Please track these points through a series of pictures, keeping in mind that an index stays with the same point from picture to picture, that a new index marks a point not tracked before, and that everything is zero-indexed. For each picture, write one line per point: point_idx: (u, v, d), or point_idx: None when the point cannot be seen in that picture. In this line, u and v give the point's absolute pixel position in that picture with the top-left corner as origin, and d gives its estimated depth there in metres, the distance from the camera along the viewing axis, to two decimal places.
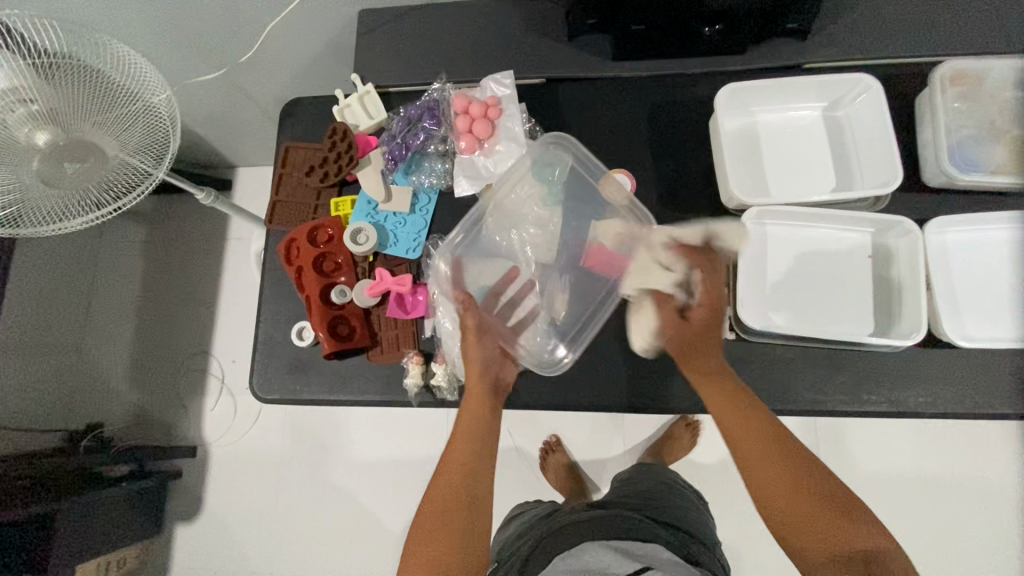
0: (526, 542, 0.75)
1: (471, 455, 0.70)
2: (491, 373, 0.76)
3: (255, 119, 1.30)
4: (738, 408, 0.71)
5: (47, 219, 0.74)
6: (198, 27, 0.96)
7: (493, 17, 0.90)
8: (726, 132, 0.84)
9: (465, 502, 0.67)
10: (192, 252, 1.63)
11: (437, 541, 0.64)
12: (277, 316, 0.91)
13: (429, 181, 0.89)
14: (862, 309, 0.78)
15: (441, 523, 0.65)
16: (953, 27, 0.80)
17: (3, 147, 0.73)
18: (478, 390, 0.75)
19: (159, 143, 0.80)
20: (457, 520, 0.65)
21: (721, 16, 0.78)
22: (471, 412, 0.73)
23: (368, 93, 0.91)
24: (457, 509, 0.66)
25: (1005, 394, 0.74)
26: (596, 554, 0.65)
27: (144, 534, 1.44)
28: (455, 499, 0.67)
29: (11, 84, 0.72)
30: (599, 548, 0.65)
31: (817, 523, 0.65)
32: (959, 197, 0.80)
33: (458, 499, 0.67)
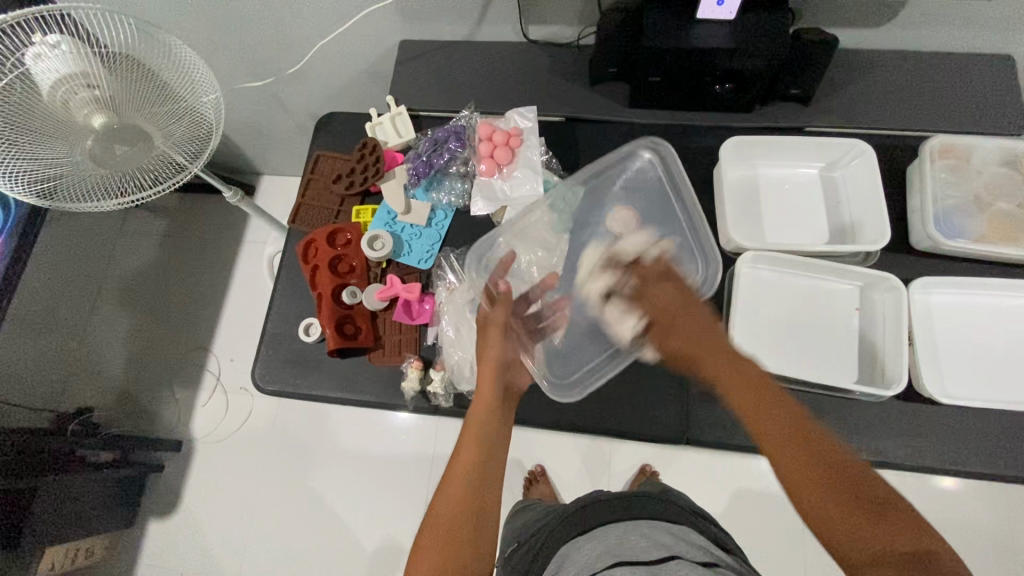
0: (550, 524, 0.76)
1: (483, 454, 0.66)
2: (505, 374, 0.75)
3: (290, 131, 1.38)
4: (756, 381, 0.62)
5: (87, 197, 0.81)
6: (253, 40, 1.05)
7: (524, 58, 0.98)
8: (728, 181, 0.90)
9: (478, 502, 0.62)
10: (208, 250, 1.67)
11: (446, 530, 0.58)
12: (286, 312, 0.94)
13: (448, 199, 0.95)
14: (847, 359, 0.82)
15: (456, 522, 0.59)
16: (942, 107, 0.88)
17: (61, 123, 0.78)
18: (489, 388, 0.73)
19: (200, 138, 0.88)
20: (467, 518, 0.60)
21: (732, 76, 0.85)
22: (484, 411, 0.70)
23: (400, 114, 0.98)
24: (472, 507, 0.61)
25: (980, 453, 0.77)
26: (626, 539, 0.64)
27: (116, 525, 1.42)
28: (469, 498, 0.61)
29: (78, 71, 0.77)
30: (630, 535, 0.64)
31: (869, 537, 0.52)
32: (943, 262, 0.85)
33: (472, 498, 0.61)
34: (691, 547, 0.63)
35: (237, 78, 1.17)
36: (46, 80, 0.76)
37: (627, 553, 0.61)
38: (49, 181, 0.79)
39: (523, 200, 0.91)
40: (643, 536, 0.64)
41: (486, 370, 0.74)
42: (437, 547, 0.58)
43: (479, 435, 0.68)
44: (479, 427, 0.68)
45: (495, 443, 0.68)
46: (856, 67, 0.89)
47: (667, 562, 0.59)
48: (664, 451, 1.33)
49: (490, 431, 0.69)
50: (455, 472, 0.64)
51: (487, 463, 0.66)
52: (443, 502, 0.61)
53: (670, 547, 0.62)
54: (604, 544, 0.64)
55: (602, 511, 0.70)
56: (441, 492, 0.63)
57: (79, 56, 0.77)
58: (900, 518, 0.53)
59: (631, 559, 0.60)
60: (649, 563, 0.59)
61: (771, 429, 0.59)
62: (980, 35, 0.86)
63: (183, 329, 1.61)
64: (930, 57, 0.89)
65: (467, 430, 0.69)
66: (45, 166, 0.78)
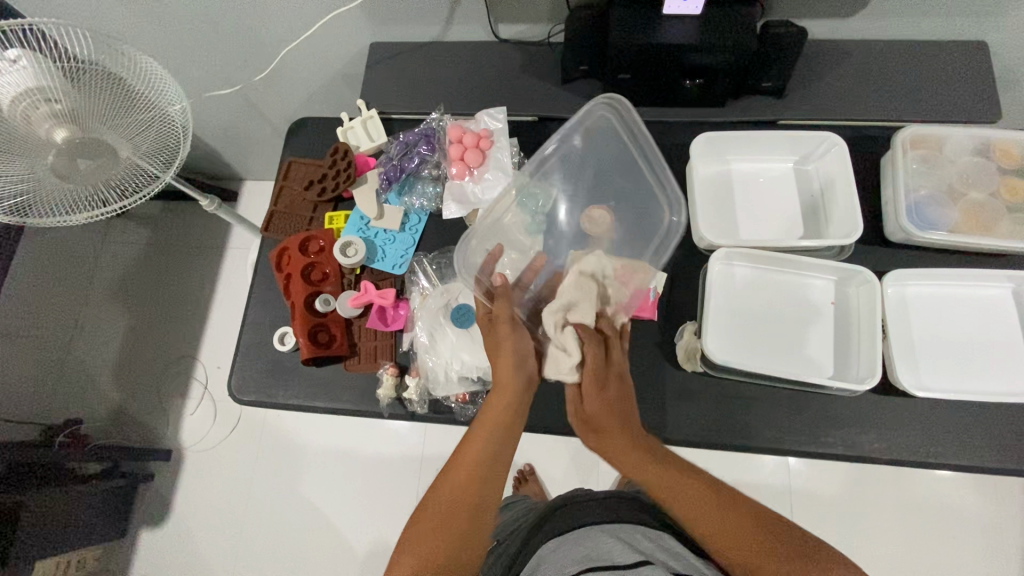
0: (527, 525, 0.76)
1: (492, 450, 0.64)
2: (525, 366, 0.71)
3: (267, 136, 1.37)
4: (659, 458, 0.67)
5: (53, 211, 0.78)
6: (220, 45, 1.03)
7: (494, 57, 0.97)
8: (701, 178, 0.90)
9: (473, 507, 0.61)
10: (189, 256, 1.65)
11: (435, 532, 0.59)
12: (262, 321, 0.94)
13: (420, 203, 0.94)
14: (822, 355, 0.81)
15: (446, 521, 0.59)
16: (915, 97, 0.87)
17: (23, 138, 0.77)
18: (510, 379, 0.70)
19: (170, 149, 0.85)
20: (461, 521, 0.60)
21: (701, 72, 0.84)
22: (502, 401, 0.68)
23: (371, 118, 0.97)
24: (469, 512, 0.60)
25: (956, 444, 0.77)
26: (598, 541, 0.64)
27: (108, 535, 1.42)
28: (463, 499, 0.61)
29: (38, 85, 0.77)
30: (602, 537, 0.64)
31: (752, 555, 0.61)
32: (918, 253, 0.84)
33: (467, 502, 0.61)
34: (668, 554, 0.62)
35: (208, 85, 1.15)
36: (6, 96, 0.76)
37: (601, 558, 0.60)
38: (16, 199, 0.77)
39: (495, 202, 0.90)
40: (618, 541, 0.63)
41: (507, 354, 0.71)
42: (421, 544, 0.58)
43: (492, 433, 0.65)
44: (495, 424, 0.66)
45: (504, 441, 0.66)
46: (826, 58, 0.89)
47: (641, 564, 0.58)
48: (654, 448, 1.32)
49: (510, 423, 0.67)
50: (455, 475, 0.63)
51: (492, 459, 0.64)
52: (439, 497, 0.61)
53: (646, 552, 0.61)
54: (578, 548, 0.64)
55: (581, 516, 0.70)
56: (437, 487, 0.63)
57: (37, 69, 0.77)
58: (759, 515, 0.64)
59: (607, 561, 0.59)
60: (624, 565, 0.58)
61: (668, 490, 0.65)
62: (951, 22, 0.85)
63: (166, 337, 1.59)
64: (903, 45, 0.88)
65: (478, 431, 0.66)
66: (8, 183, 0.76)
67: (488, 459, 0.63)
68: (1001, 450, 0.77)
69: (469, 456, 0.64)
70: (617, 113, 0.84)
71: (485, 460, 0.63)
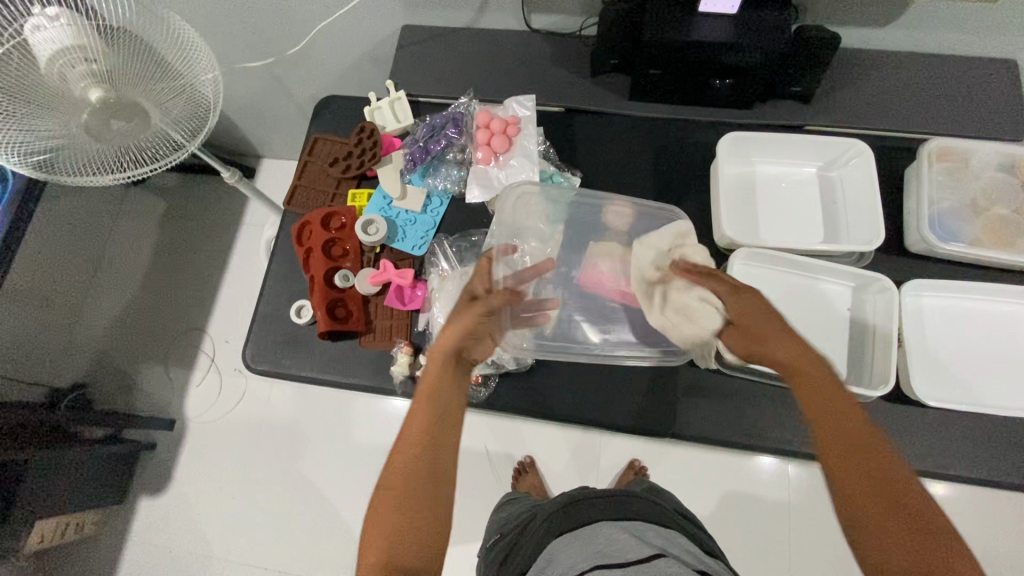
0: (535, 518, 0.77)
1: (430, 420, 0.62)
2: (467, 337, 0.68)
3: (290, 113, 1.38)
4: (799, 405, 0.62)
5: (81, 169, 0.80)
6: (253, 20, 1.04)
7: (526, 46, 0.97)
8: (724, 177, 0.90)
9: (426, 472, 0.60)
10: (204, 229, 1.67)
11: (393, 507, 0.58)
12: (280, 293, 0.95)
13: (443, 185, 0.95)
14: (836, 361, 0.82)
15: (406, 493, 0.59)
16: (940, 111, 0.87)
17: (59, 99, 0.77)
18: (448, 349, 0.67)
19: (197, 118, 0.87)
20: (420, 490, 0.59)
21: (733, 71, 0.84)
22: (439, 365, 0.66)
23: (399, 99, 0.98)
24: (420, 481, 0.59)
25: (965, 457, 0.77)
26: (610, 535, 0.63)
27: (109, 499, 1.43)
28: (417, 468, 0.60)
29: (77, 42, 0.75)
30: (612, 530, 0.64)
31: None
32: (937, 265, 0.85)
33: (421, 470, 0.60)
34: (680, 551, 0.62)
35: (237, 58, 1.16)
36: (44, 51, 0.74)
37: (614, 553, 0.60)
38: (44, 154, 0.77)
39: None
40: (630, 534, 0.63)
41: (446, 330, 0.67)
42: (380, 524, 0.57)
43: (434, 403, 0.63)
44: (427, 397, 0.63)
45: (450, 414, 0.64)
46: (856, 66, 0.89)
47: (654, 560, 0.57)
48: (656, 448, 1.32)
49: (438, 387, 0.65)
50: (401, 447, 0.62)
51: (438, 422, 0.62)
52: (390, 479, 0.60)
53: (660, 548, 0.61)
54: (589, 541, 0.64)
55: (591, 510, 0.70)
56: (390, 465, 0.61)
57: (77, 27, 0.75)
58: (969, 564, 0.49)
59: (619, 557, 0.59)
60: (637, 560, 0.58)
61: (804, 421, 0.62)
62: (985, 39, 0.85)
63: (177, 308, 1.60)
64: (934, 59, 0.88)
65: (419, 407, 0.63)
66: (39, 137, 0.77)
67: (434, 429, 0.62)
68: (1007, 465, 0.77)
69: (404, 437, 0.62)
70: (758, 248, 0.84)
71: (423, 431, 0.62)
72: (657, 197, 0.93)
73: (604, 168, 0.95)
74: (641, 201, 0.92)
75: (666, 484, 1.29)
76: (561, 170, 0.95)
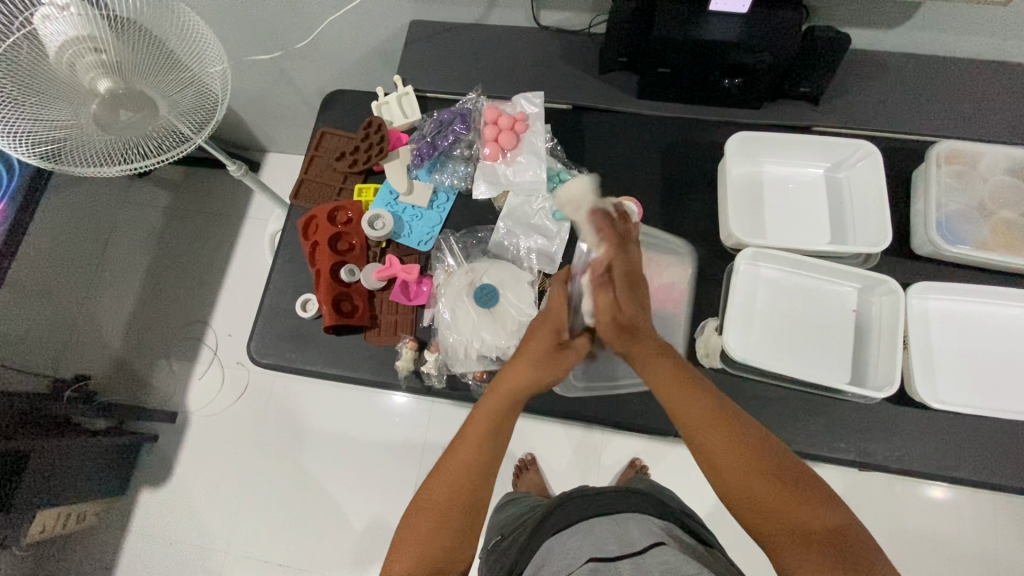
0: (535, 516, 0.77)
1: (485, 462, 0.61)
2: (539, 380, 0.65)
3: (296, 107, 1.37)
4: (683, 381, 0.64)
5: (88, 162, 0.78)
6: (261, 13, 1.04)
7: (534, 42, 0.97)
8: (731, 177, 0.90)
9: (470, 498, 0.60)
10: (208, 223, 1.67)
11: (429, 520, 0.59)
12: (285, 287, 0.95)
13: (450, 181, 0.95)
14: (842, 363, 0.82)
15: (444, 512, 0.59)
16: (949, 114, 0.87)
17: (67, 87, 0.77)
18: (517, 389, 0.64)
19: (206, 111, 0.86)
20: (457, 515, 0.59)
21: (742, 71, 0.84)
22: (501, 402, 0.64)
23: (406, 94, 0.98)
24: (460, 509, 0.59)
25: (970, 459, 0.77)
26: (605, 531, 0.63)
27: (110, 491, 1.43)
28: (463, 493, 0.60)
29: (86, 33, 0.76)
30: (608, 526, 0.63)
31: (789, 520, 0.55)
32: (943, 267, 0.85)
33: (467, 495, 0.60)
34: (675, 542, 0.61)
35: (244, 51, 1.16)
36: (54, 43, 0.75)
37: (609, 547, 0.60)
38: (53, 144, 0.76)
39: (525, 185, 0.90)
40: (626, 528, 0.62)
41: (518, 370, 0.65)
42: (414, 544, 0.58)
43: (487, 436, 0.63)
44: (488, 434, 0.63)
45: (500, 449, 0.63)
46: (864, 68, 0.89)
47: (649, 551, 0.57)
48: (657, 446, 1.33)
49: (500, 429, 0.64)
50: (446, 470, 0.61)
51: (491, 458, 0.62)
52: (432, 497, 0.60)
53: (655, 539, 0.60)
54: (585, 537, 0.63)
55: (586, 506, 0.69)
56: (430, 485, 0.61)
57: (86, 19, 0.76)
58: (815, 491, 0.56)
59: (614, 551, 0.58)
60: (632, 552, 0.57)
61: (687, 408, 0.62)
62: (994, 43, 0.85)
63: (180, 301, 1.61)
64: (943, 62, 0.88)
65: (472, 435, 0.63)
66: (47, 128, 0.76)
67: (488, 458, 0.62)
68: (1010, 468, 0.77)
69: (456, 470, 0.61)
70: (766, 259, 0.84)
71: (475, 470, 0.61)
72: (663, 195, 0.92)
73: (611, 166, 0.94)
74: (648, 200, 0.92)
75: (666, 483, 1.29)
76: (569, 168, 0.94)
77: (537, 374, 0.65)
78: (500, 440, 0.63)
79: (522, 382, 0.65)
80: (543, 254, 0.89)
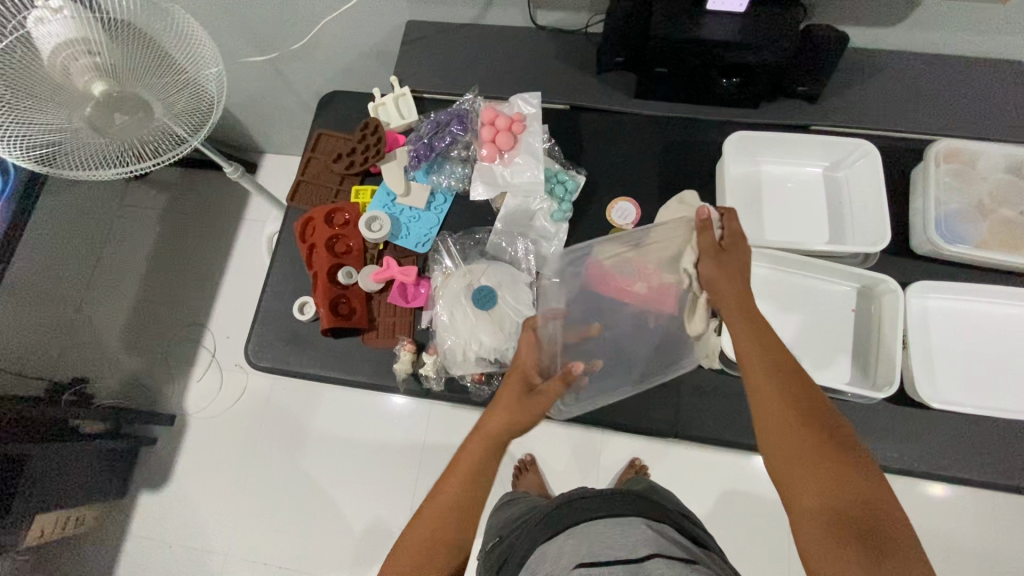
0: (532, 518, 0.76)
1: (467, 497, 0.62)
2: (517, 421, 0.67)
3: (293, 108, 1.37)
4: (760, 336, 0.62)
5: (83, 165, 0.77)
6: (258, 14, 1.04)
7: (532, 42, 0.97)
8: (730, 176, 0.90)
9: (449, 542, 0.60)
10: (206, 225, 1.66)
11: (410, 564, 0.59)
12: (282, 290, 0.95)
13: (448, 183, 0.95)
14: (841, 362, 0.82)
15: (424, 556, 0.59)
16: (948, 112, 0.87)
17: (61, 91, 0.77)
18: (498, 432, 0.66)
19: (202, 112, 0.86)
20: (437, 558, 0.59)
21: (739, 70, 0.83)
22: (482, 443, 0.66)
23: (403, 95, 0.98)
24: (439, 553, 0.60)
25: (969, 459, 0.77)
26: (604, 536, 0.62)
27: (109, 494, 1.43)
28: (442, 536, 0.60)
29: (80, 35, 0.75)
30: (607, 531, 0.63)
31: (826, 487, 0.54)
32: (942, 267, 0.85)
33: (446, 538, 0.60)
34: (674, 548, 0.61)
35: (240, 52, 1.15)
36: (47, 46, 0.74)
37: (608, 552, 0.59)
38: (48, 148, 0.76)
39: (523, 186, 0.89)
40: (625, 534, 0.62)
41: (496, 415, 0.67)
42: None
43: (470, 476, 0.64)
44: (470, 476, 0.64)
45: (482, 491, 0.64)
46: (863, 66, 0.89)
47: (646, 560, 0.58)
48: (657, 446, 1.32)
49: (481, 471, 0.65)
50: (429, 512, 0.62)
51: (470, 499, 0.63)
52: (414, 539, 0.61)
53: (654, 546, 0.60)
54: (583, 541, 0.62)
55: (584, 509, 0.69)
56: (412, 528, 0.62)
57: (79, 21, 0.75)
58: (864, 469, 0.54)
59: (613, 558, 0.58)
60: (629, 560, 0.58)
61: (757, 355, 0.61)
62: (993, 40, 0.85)
63: (178, 303, 1.60)
64: (942, 60, 0.88)
65: (453, 477, 0.64)
66: (42, 132, 0.75)
67: (466, 500, 0.62)
68: (1010, 468, 0.77)
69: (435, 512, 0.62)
70: (763, 259, 0.84)
71: (454, 506, 0.62)
72: (661, 196, 0.92)
73: (609, 166, 0.94)
74: (646, 200, 0.92)
75: (666, 483, 1.29)
76: (567, 168, 0.93)
77: (515, 418, 0.67)
78: (482, 482, 0.64)
79: (503, 424, 0.66)
80: (541, 255, 0.89)
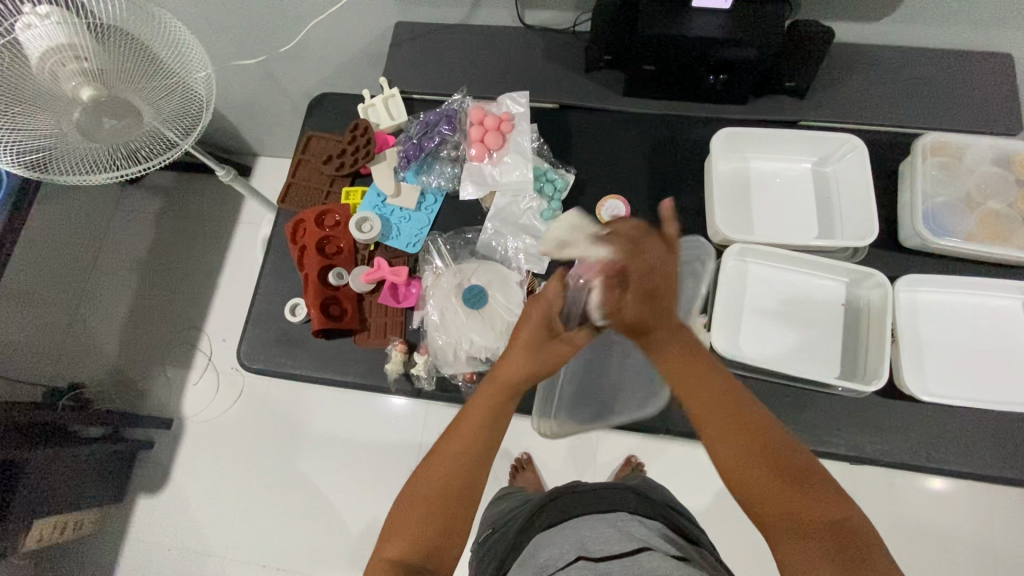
0: (523, 513, 0.76)
1: (483, 443, 0.61)
2: (534, 369, 0.64)
3: (285, 111, 1.37)
4: (693, 372, 0.61)
5: (75, 170, 0.78)
6: (247, 17, 1.03)
7: (520, 42, 0.97)
8: (718, 173, 0.90)
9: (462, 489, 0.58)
10: (200, 228, 1.66)
11: (419, 513, 0.57)
12: (274, 292, 0.95)
13: (437, 183, 0.95)
14: (831, 357, 0.82)
15: (435, 504, 0.57)
16: (935, 105, 0.87)
17: (50, 96, 0.76)
18: (512, 379, 0.63)
19: (191, 117, 0.86)
20: (446, 508, 0.57)
21: (727, 67, 0.83)
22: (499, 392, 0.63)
23: (392, 97, 0.98)
24: (447, 502, 0.57)
25: (960, 452, 0.77)
26: (595, 530, 0.62)
27: (106, 499, 1.43)
28: (452, 483, 0.58)
29: (68, 42, 0.75)
30: (598, 524, 0.63)
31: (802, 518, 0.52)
32: (931, 260, 0.85)
33: (455, 486, 0.58)
34: (665, 542, 0.61)
35: (230, 55, 1.15)
36: (35, 51, 0.74)
37: (598, 546, 0.59)
38: (38, 154, 0.76)
39: (512, 185, 0.90)
40: (615, 528, 0.62)
41: (515, 358, 0.64)
42: (404, 531, 0.56)
43: (489, 421, 0.62)
44: (486, 421, 0.62)
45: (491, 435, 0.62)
46: (850, 61, 0.89)
47: (640, 554, 0.56)
48: (653, 443, 1.33)
49: (497, 416, 0.63)
50: (441, 459, 0.60)
51: (485, 448, 0.61)
52: (427, 483, 0.59)
53: (644, 539, 0.60)
54: (574, 535, 0.63)
55: (575, 504, 0.69)
56: (422, 473, 0.60)
57: (67, 27, 0.75)
58: (827, 490, 0.53)
59: (603, 551, 0.58)
60: (622, 553, 0.57)
61: (697, 397, 0.59)
62: (979, 33, 0.85)
63: (174, 307, 1.60)
64: (928, 53, 0.88)
65: (469, 423, 0.62)
66: (32, 138, 0.75)
67: (478, 447, 0.61)
68: (1000, 459, 0.77)
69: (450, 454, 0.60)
70: (752, 255, 0.84)
71: (473, 445, 0.61)
72: (652, 193, 0.92)
73: (598, 165, 0.94)
74: (635, 198, 0.92)
75: (662, 481, 1.29)
76: (555, 167, 0.94)
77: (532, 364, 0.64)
78: (498, 433, 0.62)
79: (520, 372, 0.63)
80: (531, 254, 0.89)
